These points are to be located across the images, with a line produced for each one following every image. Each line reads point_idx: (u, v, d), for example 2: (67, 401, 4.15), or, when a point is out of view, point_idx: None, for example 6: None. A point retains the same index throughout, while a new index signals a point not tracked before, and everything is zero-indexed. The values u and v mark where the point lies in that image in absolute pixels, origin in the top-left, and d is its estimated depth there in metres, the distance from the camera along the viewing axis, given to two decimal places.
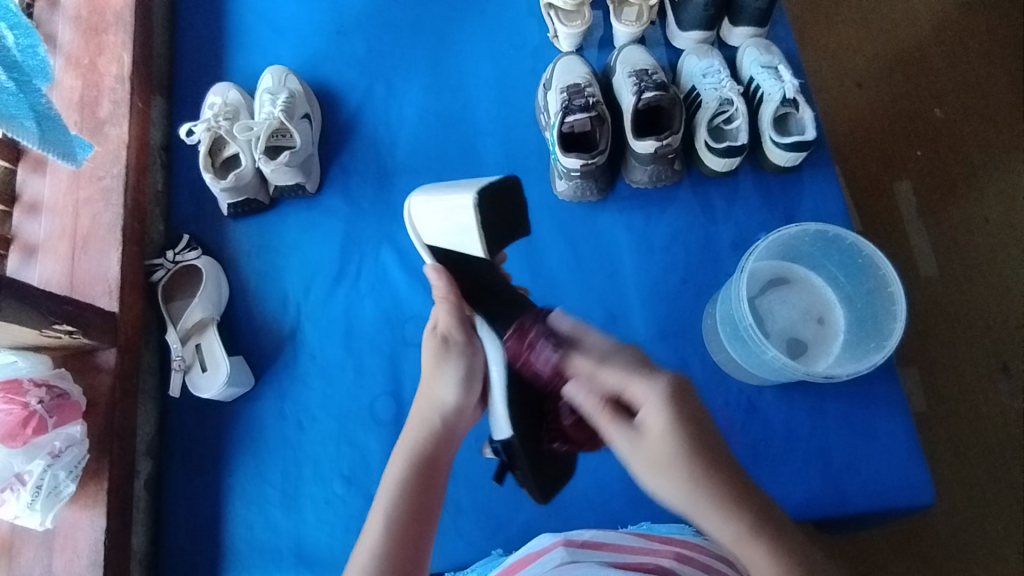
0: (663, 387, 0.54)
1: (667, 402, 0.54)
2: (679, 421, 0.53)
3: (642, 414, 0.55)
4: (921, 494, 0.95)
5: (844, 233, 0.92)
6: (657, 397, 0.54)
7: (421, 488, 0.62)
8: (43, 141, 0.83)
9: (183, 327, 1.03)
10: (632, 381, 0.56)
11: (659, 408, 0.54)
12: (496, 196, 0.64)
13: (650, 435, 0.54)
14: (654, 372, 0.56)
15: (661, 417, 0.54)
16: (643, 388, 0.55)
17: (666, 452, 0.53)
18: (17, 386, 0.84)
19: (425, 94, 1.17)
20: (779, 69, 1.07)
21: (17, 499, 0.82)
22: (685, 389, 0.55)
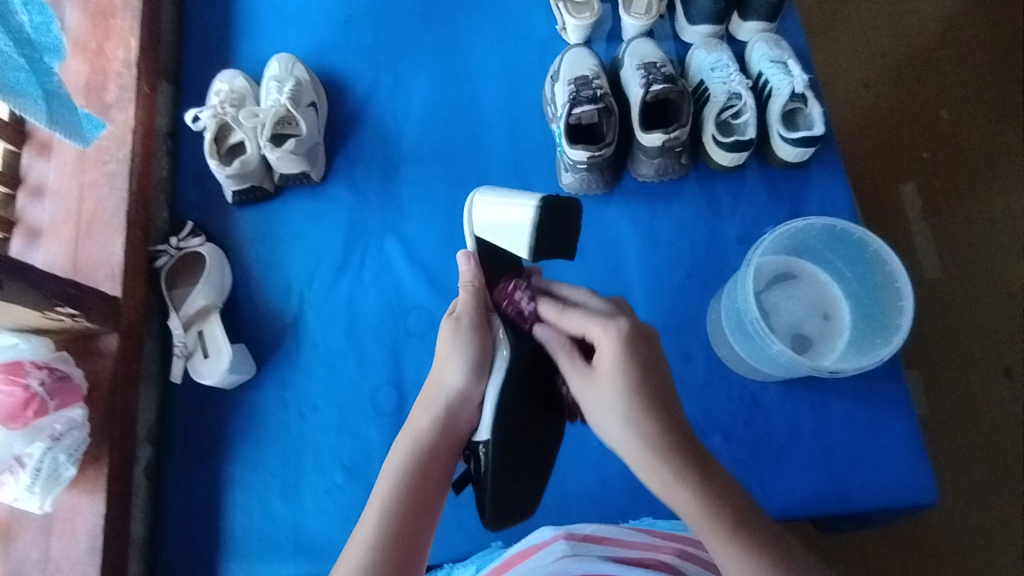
0: (618, 328, 0.61)
1: (620, 341, 0.60)
2: (628, 362, 0.60)
3: (598, 355, 0.61)
4: (924, 494, 0.94)
5: (852, 228, 0.91)
6: (612, 339, 0.60)
7: (417, 486, 0.62)
8: (50, 117, 0.82)
9: (186, 313, 1.02)
10: (592, 325, 0.62)
11: (611, 347, 0.60)
12: (554, 215, 0.64)
13: (601, 374, 0.61)
14: (614, 316, 0.62)
15: (612, 357, 0.60)
16: (600, 330, 0.62)
17: (614, 387, 0.60)
18: (19, 368, 0.84)
19: (432, 85, 1.17)
20: (788, 64, 1.06)
21: (16, 482, 0.81)
22: (638, 335, 0.61)
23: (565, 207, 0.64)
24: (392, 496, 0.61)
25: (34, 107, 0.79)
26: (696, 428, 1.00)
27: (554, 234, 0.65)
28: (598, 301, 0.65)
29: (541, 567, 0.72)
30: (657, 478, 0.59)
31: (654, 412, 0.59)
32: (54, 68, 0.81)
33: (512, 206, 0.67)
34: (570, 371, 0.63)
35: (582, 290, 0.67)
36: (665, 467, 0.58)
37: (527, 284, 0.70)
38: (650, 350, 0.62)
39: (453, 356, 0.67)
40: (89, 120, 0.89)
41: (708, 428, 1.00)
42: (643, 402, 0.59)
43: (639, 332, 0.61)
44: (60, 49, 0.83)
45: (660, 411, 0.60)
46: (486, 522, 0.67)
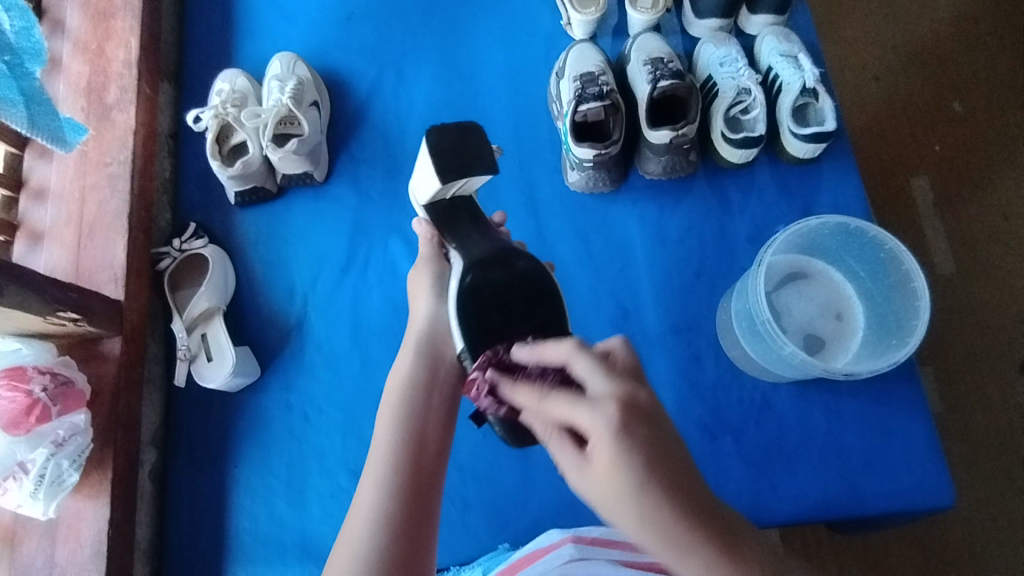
0: (608, 412, 0.49)
1: (612, 430, 0.48)
2: (627, 457, 0.47)
3: (590, 445, 0.49)
4: (940, 496, 0.92)
5: (865, 227, 0.89)
6: (603, 421, 0.49)
7: (410, 478, 0.62)
8: (34, 125, 0.82)
9: (189, 316, 1.02)
10: (578, 410, 0.50)
11: (604, 435, 0.48)
12: (444, 138, 0.74)
13: (598, 469, 0.49)
14: (603, 396, 0.50)
15: (608, 448, 0.48)
16: (590, 416, 0.49)
17: (613, 489, 0.48)
18: (21, 373, 0.83)
19: (435, 82, 1.15)
20: (799, 58, 1.04)
21: (20, 488, 0.81)
22: (634, 409, 0.49)
23: (460, 131, 0.75)
24: (385, 488, 0.61)
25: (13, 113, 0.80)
26: (707, 429, 0.98)
27: (457, 151, 0.74)
28: (586, 356, 0.53)
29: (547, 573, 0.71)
30: (686, 567, 0.49)
31: (668, 509, 0.48)
32: (37, 73, 0.81)
33: (420, 159, 0.78)
34: (565, 457, 0.52)
35: (567, 345, 0.55)
36: (688, 555, 0.48)
37: (509, 268, 0.67)
38: (653, 424, 0.50)
39: (422, 288, 0.75)
40: (74, 125, 0.86)
41: (718, 431, 0.98)
42: (660, 490, 0.48)
43: (632, 406, 0.49)
44: (43, 52, 0.82)
45: (674, 504, 0.48)
46: (509, 440, 0.68)
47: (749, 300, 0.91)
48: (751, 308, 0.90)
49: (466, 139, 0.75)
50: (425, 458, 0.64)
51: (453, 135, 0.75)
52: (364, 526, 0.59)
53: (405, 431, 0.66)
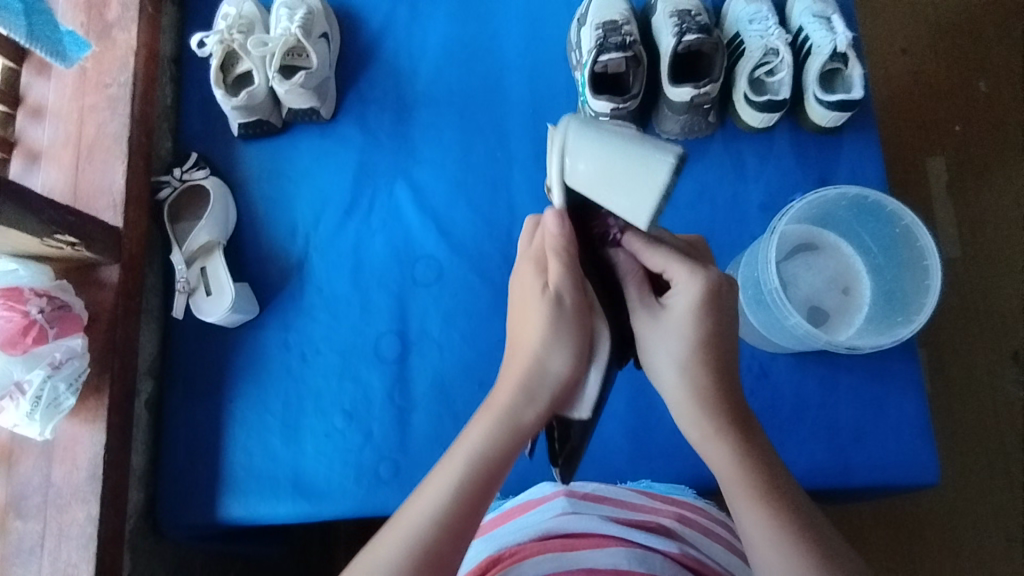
0: (706, 274, 0.56)
1: (705, 286, 0.56)
2: (709, 313, 0.56)
3: (672, 295, 0.57)
4: (925, 473, 0.94)
5: (884, 200, 0.87)
6: (698, 288, 0.56)
7: (457, 508, 0.53)
8: (32, 37, 0.78)
9: (189, 249, 1.00)
10: (674, 266, 0.57)
11: (695, 296, 0.56)
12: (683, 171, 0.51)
13: (675, 316, 0.56)
14: (688, 272, 0.56)
15: (690, 301, 0.56)
16: (686, 276, 0.56)
17: (689, 333, 0.56)
18: (18, 295, 0.83)
19: (450, 22, 1.11)
20: (832, 20, 0.99)
21: (16, 408, 0.81)
22: (718, 290, 0.56)
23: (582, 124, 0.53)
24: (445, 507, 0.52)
25: (13, 22, 0.76)
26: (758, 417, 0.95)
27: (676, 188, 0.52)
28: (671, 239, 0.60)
29: (537, 523, 0.72)
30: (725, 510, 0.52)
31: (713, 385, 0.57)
32: None
33: (632, 164, 0.50)
34: (636, 305, 0.58)
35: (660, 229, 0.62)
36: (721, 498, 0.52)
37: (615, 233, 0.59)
38: (724, 312, 0.57)
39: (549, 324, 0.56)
40: (75, 41, 0.84)
41: None
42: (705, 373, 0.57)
43: (724, 286, 0.57)
44: None
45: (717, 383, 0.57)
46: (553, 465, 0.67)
47: (758, 269, 0.90)
48: (761, 277, 0.89)
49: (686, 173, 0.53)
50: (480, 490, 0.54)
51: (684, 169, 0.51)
52: (392, 545, 0.52)
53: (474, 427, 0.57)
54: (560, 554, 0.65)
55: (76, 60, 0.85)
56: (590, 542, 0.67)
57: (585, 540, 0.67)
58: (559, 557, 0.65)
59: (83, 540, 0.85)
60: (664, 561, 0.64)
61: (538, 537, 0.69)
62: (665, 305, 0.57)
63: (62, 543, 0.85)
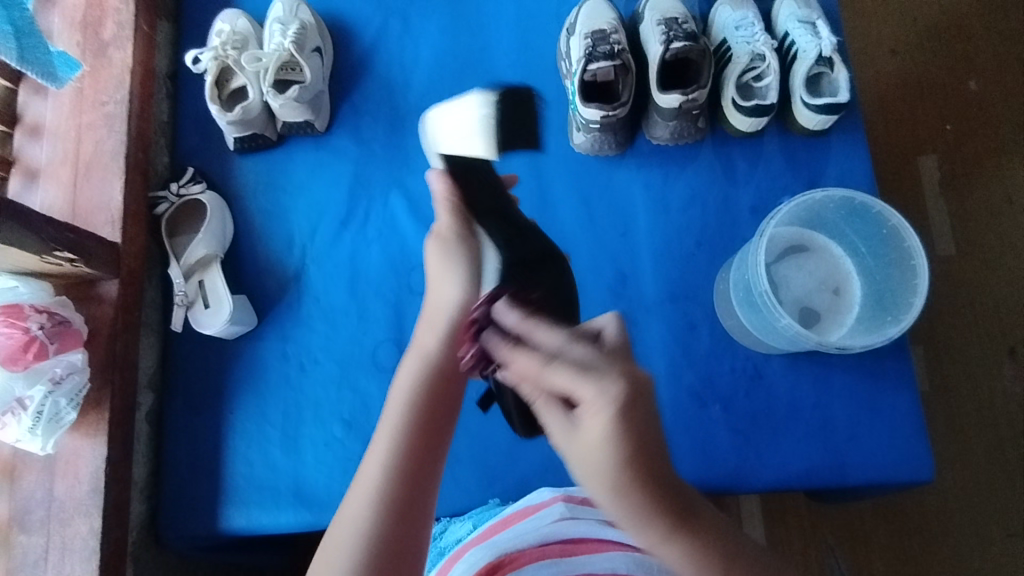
0: (614, 394, 0.45)
1: (615, 408, 0.44)
2: (624, 429, 0.45)
3: (584, 412, 0.45)
4: (920, 470, 0.94)
5: (870, 202, 0.88)
6: (608, 408, 0.45)
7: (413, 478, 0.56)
8: (23, 59, 0.81)
9: (187, 262, 1.01)
10: (580, 384, 0.45)
11: (605, 420, 0.45)
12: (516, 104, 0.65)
13: (587, 434, 0.45)
14: (611, 372, 0.45)
15: (602, 425, 0.45)
16: (595, 391, 0.45)
17: (597, 462, 0.45)
18: (18, 311, 0.84)
19: (442, 33, 1.12)
20: (816, 26, 1.01)
21: (18, 424, 0.82)
22: (636, 395, 0.45)
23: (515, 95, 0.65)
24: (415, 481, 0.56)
25: (4, 46, 0.79)
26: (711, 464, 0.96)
27: (516, 118, 0.64)
28: (581, 347, 0.48)
29: (537, 528, 0.72)
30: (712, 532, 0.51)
31: (639, 492, 0.47)
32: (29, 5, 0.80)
33: (465, 106, 0.65)
34: (549, 422, 0.47)
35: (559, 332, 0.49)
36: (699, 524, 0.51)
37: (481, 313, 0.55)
38: (648, 413, 0.46)
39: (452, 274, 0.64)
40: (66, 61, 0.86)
41: (709, 398, 0.99)
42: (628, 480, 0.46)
43: (635, 393, 0.45)
44: None
45: (644, 488, 0.47)
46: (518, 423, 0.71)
47: (747, 271, 0.91)
48: (750, 279, 0.90)
49: (528, 112, 0.65)
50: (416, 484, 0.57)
51: (521, 107, 0.65)
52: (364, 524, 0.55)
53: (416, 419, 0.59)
54: (559, 560, 0.68)
55: (68, 80, 0.88)
56: (589, 547, 0.69)
57: (585, 546, 0.69)
58: (559, 562, 0.68)
59: (86, 553, 0.85)
60: None
61: (537, 542, 0.70)
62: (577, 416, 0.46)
63: (66, 556, 0.86)
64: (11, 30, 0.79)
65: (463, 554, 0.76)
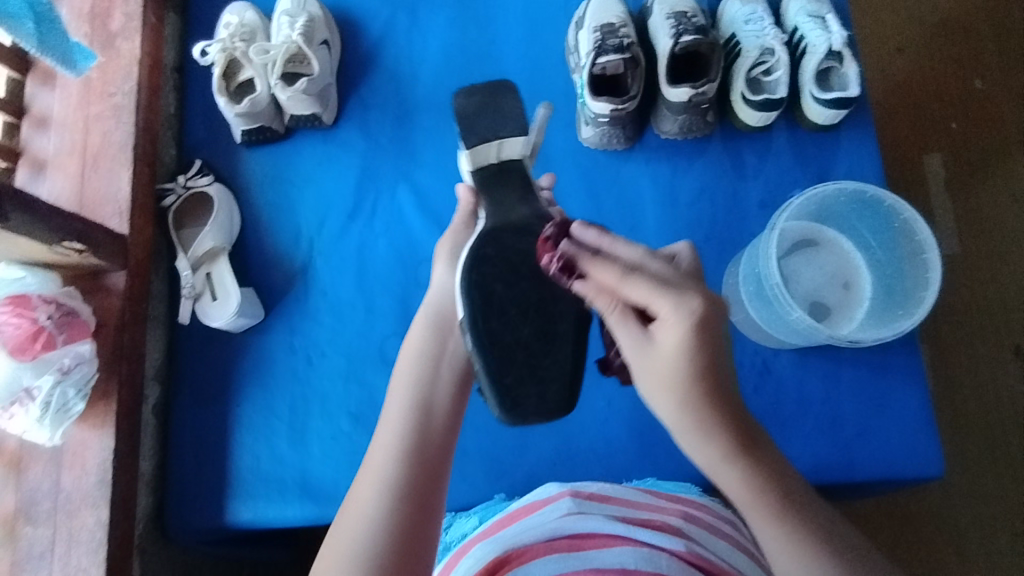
0: (692, 309, 0.53)
1: (691, 325, 0.53)
2: (697, 345, 0.54)
3: (661, 326, 0.55)
4: (930, 466, 0.94)
5: (883, 195, 0.88)
6: (683, 317, 0.53)
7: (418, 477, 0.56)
8: (43, 46, 0.80)
9: (194, 254, 1.01)
10: (659, 299, 0.54)
11: (681, 331, 0.54)
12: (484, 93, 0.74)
13: (662, 348, 0.55)
14: (687, 294, 0.54)
15: (679, 337, 0.54)
16: (671, 308, 0.54)
17: (676, 369, 0.55)
18: (27, 301, 0.83)
19: (450, 27, 1.12)
20: (827, 19, 1.00)
21: (27, 413, 0.83)
22: (709, 318, 0.54)
23: (494, 90, 0.74)
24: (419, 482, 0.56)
25: (24, 32, 0.78)
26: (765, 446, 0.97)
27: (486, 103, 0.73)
28: (659, 263, 0.56)
29: (543, 523, 0.72)
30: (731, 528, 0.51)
31: (707, 409, 0.55)
32: None
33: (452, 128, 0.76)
34: (625, 336, 0.57)
35: (639, 249, 0.56)
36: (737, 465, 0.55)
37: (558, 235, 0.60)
38: (717, 328, 0.55)
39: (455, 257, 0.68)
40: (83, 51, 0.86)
41: None
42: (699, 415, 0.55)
43: (710, 310, 0.54)
44: None
45: (710, 405, 0.55)
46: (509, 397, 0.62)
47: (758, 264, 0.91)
48: (762, 272, 0.90)
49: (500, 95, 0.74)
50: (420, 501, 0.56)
51: (482, 92, 0.74)
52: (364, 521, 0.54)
53: (425, 415, 0.60)
54: (567, 554, 0.66)
55: (86, 70, 0.87)
56: (597, 542, 0.67)
57: (592, 541, 0.68)
58: (567, 556, 0.66)
59: (92, 545, 0.85)
60: (671, 559, 0.64)
61: (544, 538, 0.69)
62: (652, 335, 0.56)
63: (72, 549, 0.85)
64: (31, 17, 0.78)
65: (468, 549, 0.75)
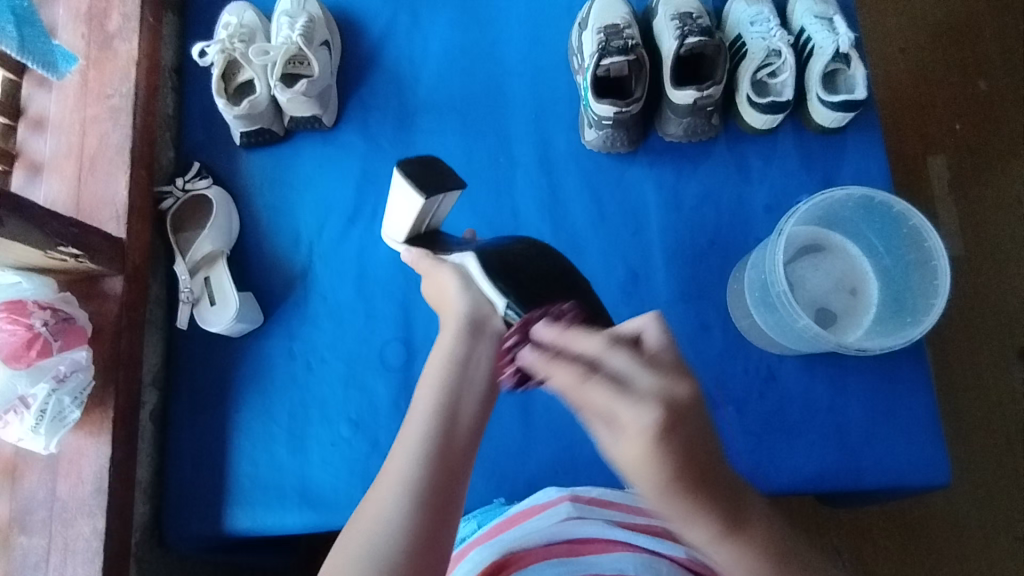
0: (650, 419, 0.40)
1: (656, 430, 0.40)
2: (668, 450, 0.41)
3: (620, 434, 0.42)
4: (936, 474, 0.93)
5: (890, 201, 0.86)
6: (648, 422, 0.40)
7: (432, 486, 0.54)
8: (24, 49, 0.80)
9: (192, 258, 1.00)
10: (616, 405, 0.42)
11: (647, 432, 0.40)
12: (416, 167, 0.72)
13: (633, 454, 0.41)
14: (648, 392, 0.42)
15: (644, 443, 0.41)
16: (632, 413, 0.41)
17: (644, 481, 0.42)
18: (22, 308, 0.82)
19: (451, 27, 1.10)
20: (833, 21, 0.99)
21: (21, 422, 0.80)
22: (680, 416, 0.41)
23: (428, 161, 0.72)
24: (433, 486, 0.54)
25: (5, 34, 0.78)
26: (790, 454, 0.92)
27: (421, 173, 0.71)
28: (622, 356, 0.44)
29: (543, 527, 0.71)
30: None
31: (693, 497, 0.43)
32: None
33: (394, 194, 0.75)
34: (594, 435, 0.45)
35: (598, 341, 0.46)
36: (707, 523, 0.45)
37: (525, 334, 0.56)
38: (696, 429, 0.42)
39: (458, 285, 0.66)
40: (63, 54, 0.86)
41: (722, 400, 0.97)
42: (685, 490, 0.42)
43: (678, 411, 0.41)
44: None
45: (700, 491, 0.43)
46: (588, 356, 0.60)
47: (765, 270, 0.90)
48: (768, 278, 0.89)
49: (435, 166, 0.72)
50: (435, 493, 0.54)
51: (421, 166, 0.72)
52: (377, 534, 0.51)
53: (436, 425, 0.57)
54: (565, 560, 0.64)
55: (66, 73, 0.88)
56: (594, 548, 0.66)
57: (592, 546, 0.66)
58: (565, 562, 0.64)
59: (89, 554, 0.84)
60: (670, 566, 0.63)
61: (544, 542, 0.68)
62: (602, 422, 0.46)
63: (68, 558, 0.84)
64: (13, 20, 0.78)
65: (465, 554, 0.74)
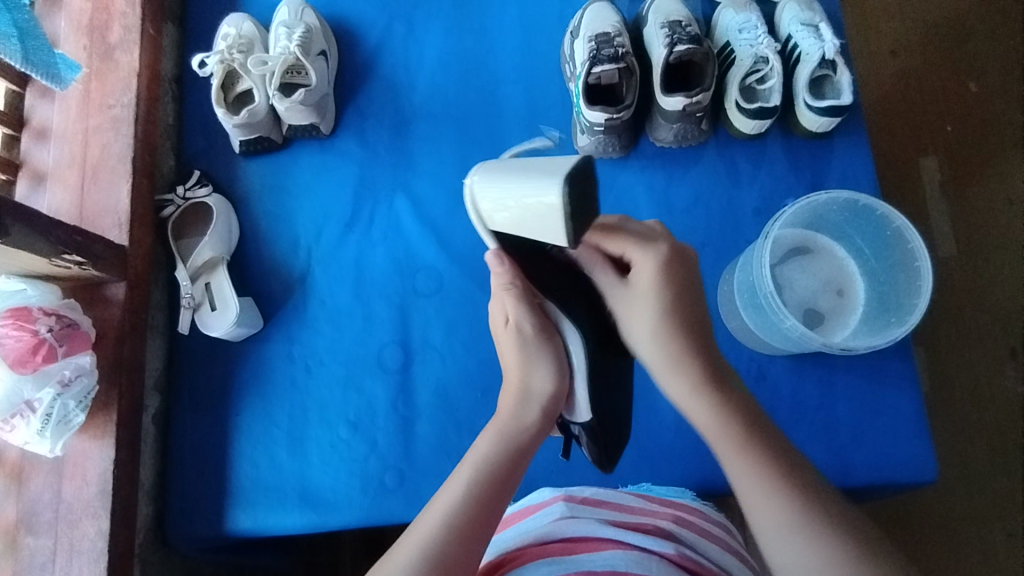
0: (659, 250, 0.62)
1: (659, 262, 0.62)
2: (670, 278, 0.62)
3: (635, 271, 0.63)
4: (923, 471, 0.95)
5: (874, 204, 0.89)
6: (655, 259, 0.62)
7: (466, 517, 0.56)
8: (28, 60, 0.82)
9: (193, 265, 1.02)
10: (635, 247, 0.62)
11: (653, 267, 0.62)
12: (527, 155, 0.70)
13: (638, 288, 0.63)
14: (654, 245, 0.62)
15: (651, 273, 0.62)
16: (644, 253, 0.62)
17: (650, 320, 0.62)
18: (27, 314, 0.84)
19: (446, 36, 1.13)
20: (819, 28, 1.01)
21: (27, 426, 0.82)
22: (677, 254, 0.63)
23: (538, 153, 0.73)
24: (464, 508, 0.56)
25: (8, 46, 0.80)
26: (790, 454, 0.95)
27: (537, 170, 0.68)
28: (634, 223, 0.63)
29: (539, 527, 0.73)
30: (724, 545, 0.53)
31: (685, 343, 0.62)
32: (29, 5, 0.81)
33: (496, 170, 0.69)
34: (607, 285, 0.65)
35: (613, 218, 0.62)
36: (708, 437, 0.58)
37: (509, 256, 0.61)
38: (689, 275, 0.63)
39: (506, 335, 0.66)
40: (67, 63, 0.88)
41: None
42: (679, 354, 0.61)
43: (676, 253, 0.63)
44: None
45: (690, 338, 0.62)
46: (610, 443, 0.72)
47: (752, 272, 0.92)
48: (755, 280, 0.91)
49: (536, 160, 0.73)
50: (474, 533, 0.55)
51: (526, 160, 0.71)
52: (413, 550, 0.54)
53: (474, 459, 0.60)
54: (559, 558, 0.66)
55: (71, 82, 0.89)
56: (589, 545, 0.68)
57: (584, 545, 0.68)
58: (558, 561, 0.66)
59: (94, 555, 0.86)
60: (661, 562, 0.65)
61: (536, 542, 0.71)
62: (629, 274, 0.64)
63: (74, 558, 0.86)
64: (14, 32, 0.80)
65: None
